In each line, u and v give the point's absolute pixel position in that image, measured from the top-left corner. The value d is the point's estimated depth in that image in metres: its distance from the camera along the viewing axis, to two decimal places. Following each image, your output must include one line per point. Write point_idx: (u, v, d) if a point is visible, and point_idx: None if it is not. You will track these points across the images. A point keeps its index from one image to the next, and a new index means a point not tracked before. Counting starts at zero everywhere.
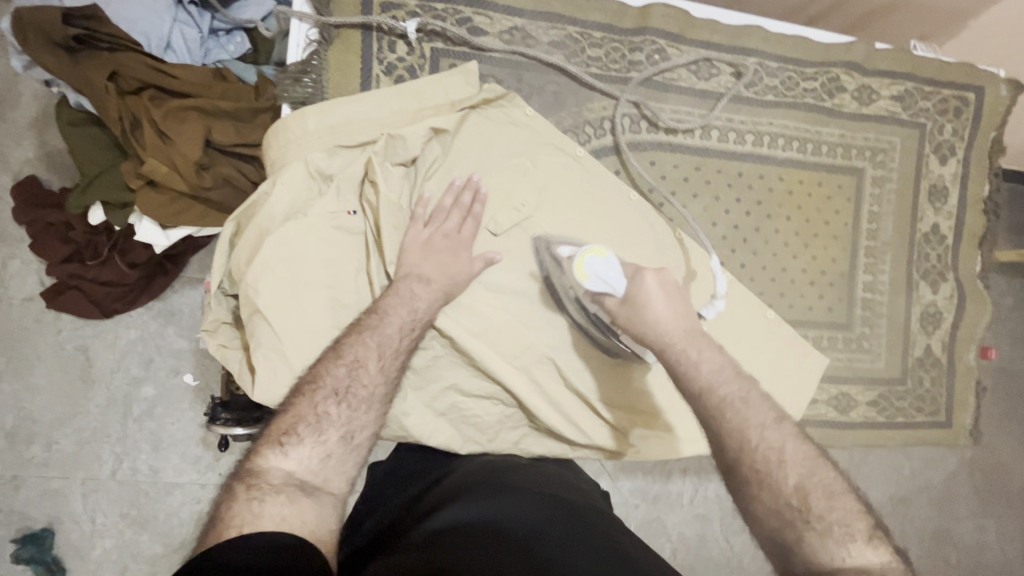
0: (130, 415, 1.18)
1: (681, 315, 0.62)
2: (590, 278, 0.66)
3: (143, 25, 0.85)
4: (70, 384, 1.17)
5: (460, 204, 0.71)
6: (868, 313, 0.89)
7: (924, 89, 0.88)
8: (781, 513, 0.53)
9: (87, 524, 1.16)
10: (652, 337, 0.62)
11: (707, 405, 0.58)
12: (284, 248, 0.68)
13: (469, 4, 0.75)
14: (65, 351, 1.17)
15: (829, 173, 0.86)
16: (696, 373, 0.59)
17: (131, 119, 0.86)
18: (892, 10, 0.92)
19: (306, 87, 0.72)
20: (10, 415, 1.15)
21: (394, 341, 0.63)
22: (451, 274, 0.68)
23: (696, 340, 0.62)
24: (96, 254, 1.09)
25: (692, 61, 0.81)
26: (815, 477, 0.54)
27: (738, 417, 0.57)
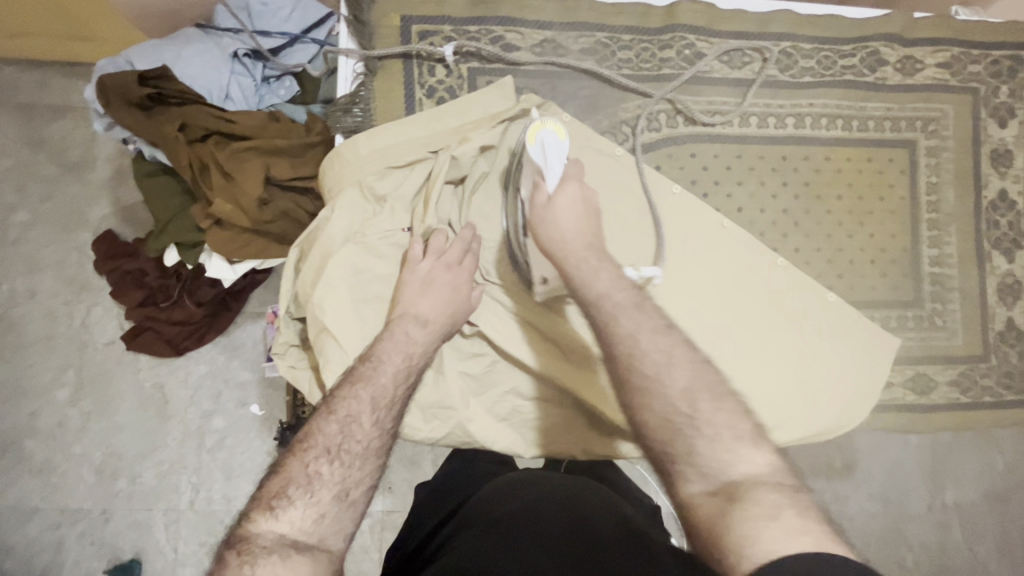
0: (203, 446, 1.25)
1: (586, 228, 0.66)
2: (536, 145, 0.69)
3: (206, 81, 0.94)
4: (149, 419, 1.26)
5: (445, 257, 0.72)
6: (937, 288, 0.84)
7: (972, 54, 0.85)
8: (671, 418, 0.57)
9: (170, 553, 1.22)
10: (556, 244, 0.66)
11: (602, 315, 0.63)
12: (348, 269, 0.73)
13: (501, 24, 0.78)
14: (143, 388, 1.26)
15: (879, 149, 0.84)
16: (593, 281, 0.64)
17: (198, 164, 0.94)
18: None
19: (355, 117, 0.77)
20: (98, 452, 1.24)
21: (388, 390, 0.63)
22: (445, 313, 0.70)
23: (598, 253, 0.66)
24: (166, 297, 1.18)
25: (723, 52, 0.81)
26: (701, 380, 0.59)
27: (629, 322, 0.62)
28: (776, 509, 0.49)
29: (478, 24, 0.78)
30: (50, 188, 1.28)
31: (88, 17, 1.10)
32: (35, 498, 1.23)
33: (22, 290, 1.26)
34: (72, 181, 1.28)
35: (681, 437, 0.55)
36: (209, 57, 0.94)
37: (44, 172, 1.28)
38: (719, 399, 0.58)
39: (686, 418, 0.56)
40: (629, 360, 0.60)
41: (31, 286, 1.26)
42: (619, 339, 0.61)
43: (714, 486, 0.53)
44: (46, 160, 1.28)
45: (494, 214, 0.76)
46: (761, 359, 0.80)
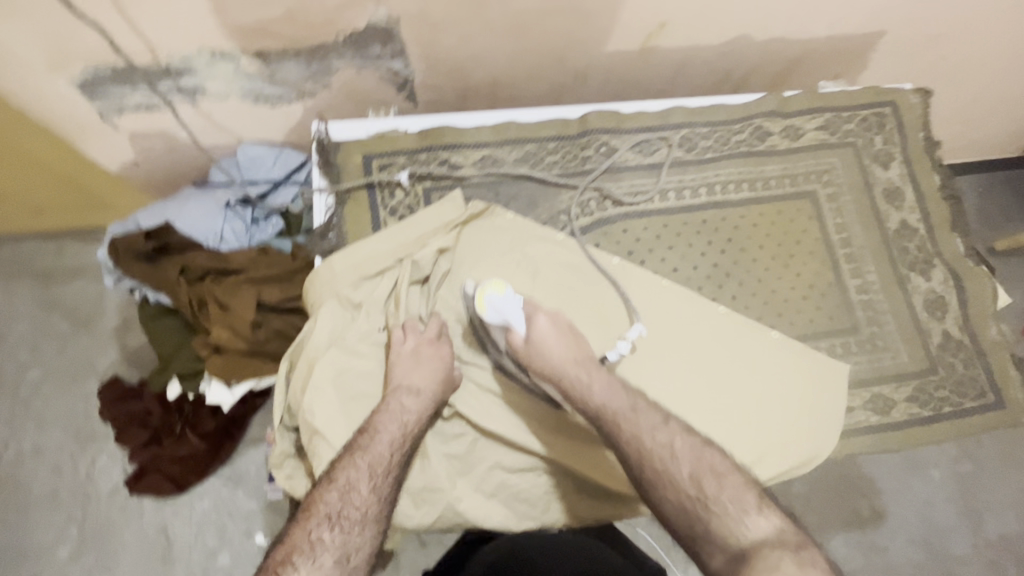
0: None
1: (571, 349, 0.79)
2: (488, 311, 0.78)
3: (202, 230, 1.07)
4: (153, 565, 1.25)
5: (429, 335, 0.81)
6: (870, 313, 0.92)
7: (843, 116, 1.02)
8: (684, 504, 0.68)
9: None
10: (556, 372, 0.77)
11: (606, 422, 0.75)
12: (333, 374, 0.81)
13: (445, 148, 0.94)
14: (147, 532, 1.26)
15: (785, 202, 0.97)
16: (591, 395, 0.77)
17: (198, 301, 1.05)
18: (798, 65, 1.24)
19: (330, 240, 0.89)
20: None
21: (384, 458, 0.72)
22: (436, 382, 0.78)
23: (587, 367, 0.78)
24: (169, 433, 1.24)
25: (634, 144, 0.97)
26: (702, 465, 0.71)
27: (635, 424, 0.74)
28: (780, 565, 0.60)
29: (426, 152, 0.94)
30: (62, 345, 1.38)
31: (96, 183, 1.27)
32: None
33: (30, 449, 1.31)
34: (82, 336, 1.39)
35: (698, 520, 0.67)
36: (204, 209, 1.09)
37: (57, 331, 1.39)
38: (722, 477, 0.70)
39: (698, 501, 0.68)
40: (640, 457, 0.72)
41: (39, 443, 1.32)
42: (626, 441, 0.73)
43: (731, 553, 0.64)
44: (59, 319, 1.40)
45: (459, 306, 0.87)
46: (726, 401, 0.86)
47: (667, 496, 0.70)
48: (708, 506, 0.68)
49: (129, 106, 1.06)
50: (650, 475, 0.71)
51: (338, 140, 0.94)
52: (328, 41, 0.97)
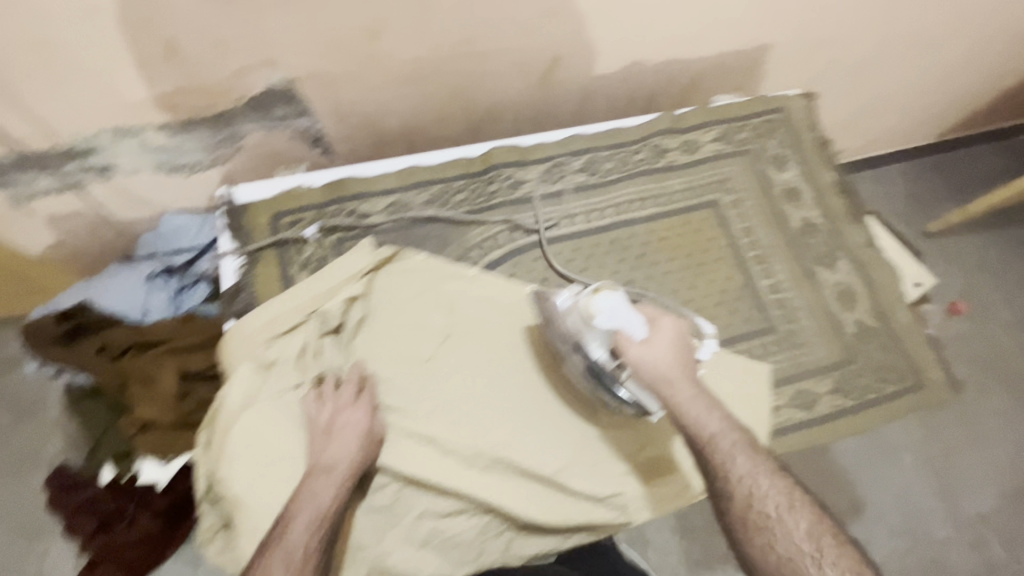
0: None
1: (678, 363, 0.77)
2: (601, 312, 0.76)
3: (122, 305, 1.04)
4: None
5: (341, 403, 0.79)
6: (784, 311, 0.95)
7: (736, 125, 1.06)
8: (793, 556, 0.69)
9: None
10: (661, 385, 0.76)
11: (718, 452, 0.74)
12: (247, 439, 0.79)
13: (351, 199, 0.95)
14: None
15: (689, 213, 1.00)
16: (705, 421, 0.76)
17: (121, 378, 1.03)
18: (700, 81, 1.29)
19: (240, 302, 0.88)
20: None
21: (300, 545, 0.70)
22: (349, 456, 0.76)
23: (695, 386, 0.77)
24: (120, 519, 1.14)
25: (539, 175, 1.00)
26: (821, 525, 0.72)
27: (747, 466, 0.74)
28: None
29: (334, 204, 0.94)
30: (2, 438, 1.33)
31: (19, 268, 1.25)
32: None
33: None
34: (22, 426, 1.33)
35: (803, 574, 0.68)
36: (126, 283, 1.06)
37: None
38: (842, 543, 0.71)
39: (812, 559, 0.69)
40: (751, 500, 0.72)
41: None
42: (736, 480, 0.73)
43: None
44: None
45: (375, 352, 0.85)
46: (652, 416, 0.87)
47: (771, 549, 0.70)
48: (822, 567, 0.68)
49: (36, 191, 1.05)
50: (761, 521, 0.71)
51: (244, 202, 0.94)
52: (229, 107, 0.99)
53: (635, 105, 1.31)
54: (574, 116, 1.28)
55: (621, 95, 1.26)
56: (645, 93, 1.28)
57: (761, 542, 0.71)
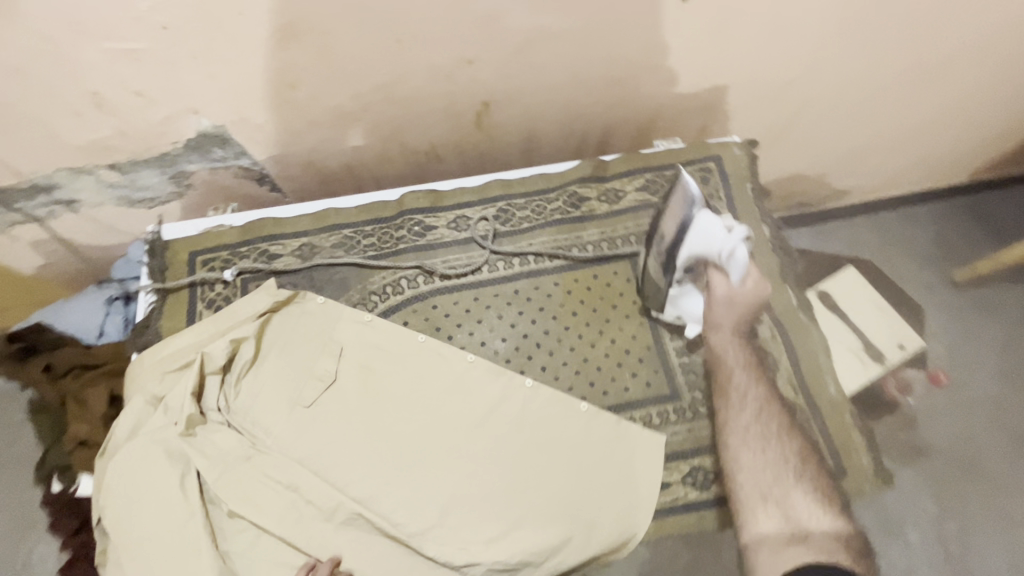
0: None
1: (737, 303, 0.88)
2: (733, 255, 0.82)
3: (83, 324, 1.15)
4: None
5: None
6: (693, 377, 0.88)
7: (665, 174, 1.01)
8: (779, 472, 0.82)
9: None
10: (715, 314, 0.88)
11: (736, 382, 0.87)
12: (122, 471, 0.81)
13: (265, 240, 0.99)
14: None
15: (601, 266, 0.96)
16: (729, 355, 0.89)
17: (61, 397, 1.10)
18: (657, 120, 1.19)
19: (147, 336, 0.93)
20: None
21: None
22: None
23: (728, 322, 0.89)
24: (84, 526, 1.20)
25: (449, 222, 0.99)
26: (811, 460, 0.83)
27: (758, 397, 0.86)
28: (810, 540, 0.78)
29: (248, 244, 0.98)
30: None
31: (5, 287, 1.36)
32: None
33: None
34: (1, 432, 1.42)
35: (784, 489, 0.81)
36: (89, 304, 1.17)
37: None
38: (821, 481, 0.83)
39: (795, 473, 0.82)
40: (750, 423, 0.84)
41: None
42: (743, 407, 0.85)
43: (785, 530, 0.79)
44: None
45: (261, 393, 0.87)
46: (530, 481, 0.82)
47: (760, 457, 0.82)
48: (796, 481, 0.82)
49: (8, 221, 1.14)
50: (756, 443, 0.83)
51: (168, 239, 0.99)
52: (170, 149, 1.05)
53: (585, 148, 1.23)
54: (520, 157, 1.23)
55: (565, 137, 1.19)
56: (594, 135, 1.20)
57: (750, 457, 0.82)
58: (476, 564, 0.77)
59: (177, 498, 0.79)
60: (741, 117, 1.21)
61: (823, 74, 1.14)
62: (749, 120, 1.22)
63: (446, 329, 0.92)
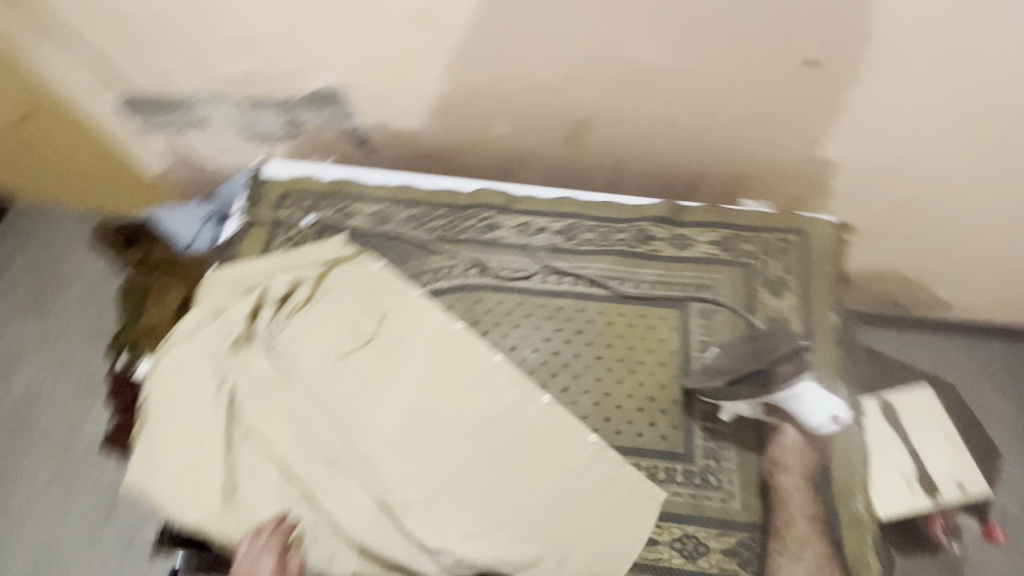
0: (125, 556, 1.33)
1: (809, 448, 0.83)
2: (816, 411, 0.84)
3: (181, 232, 1.29)
4: (89, 521, 1.37)
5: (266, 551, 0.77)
6: (711, 444, 0.85)
7: (743, 234, 0.98)
8: None
9: None
10: (783, 453, 0.83)
11: (795, 529, 0.79)
12: (173, 364, 0.91)
13: (348, 198, 1.06)
14: (97, 489, 1.41)
15: (650, 307, 0.94)
16: (793, 499, 0.81)
17: (153, 289, 1.27)
18: (748, 181, 1.15)
19: (227, 255, 1.04)
20: (32, 553, 1.34)
21: None
22: None
23: (798, 464, 0.82)
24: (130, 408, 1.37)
25: (515, 225, 1.01)
26: None
27: (815, 553, 0.78)
28: None
29: (332, 198, 1.07)
30: (83, 309, 1.62)
31: (132, 183, 1.55)
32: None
33: (33, 391, 1.53)
34: (100, 305, 1.63)
35: None
36: (191, 217, 1.30)
37: (84, 295, 1.64)
38: None
39: None
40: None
41: (41, 388, 1.53)
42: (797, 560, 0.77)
43: None
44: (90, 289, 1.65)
45: (304, 333, 0.94)
46: (517, 492, 0.82)
47: None
48: None
49: (152, 127, 1.32)
50: None
51: (268, 175, 1.10)
52: (292, 98, 1.16)
53: (670, 190, 1.21)
54: (603, 182, 1.22)
55: (650, 177, 1.19)
56: (679, 181, 1.18)
57: None
58: (446, 552, 0.79)
59: (208, 402, 0.88)
60: (845, 199, 1.13)
61: (948, 175, 1.05)
62: (853, 203, 1.14)
63: (483, 324, 0.94)
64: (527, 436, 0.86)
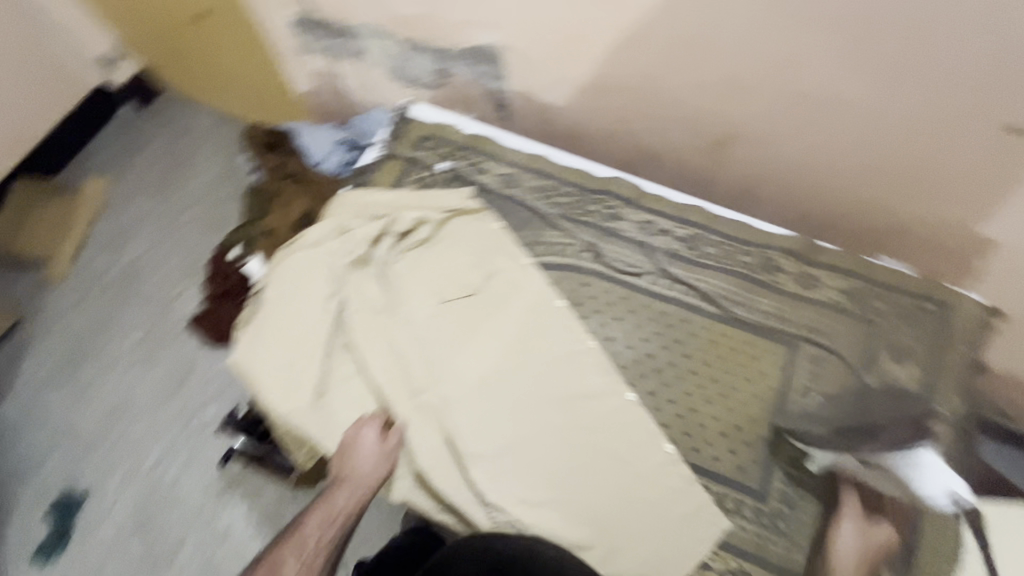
0: (187, 426, 1.45)
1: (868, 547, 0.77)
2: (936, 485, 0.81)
3: (313, 148, 1.33)
4: (167, 385, 1.50)
5: (369, 431, 0.86)
6: (789, 490, 0.81)
7: (876, 290, 0.93)
8: None
9: (107, 506, 1.37)
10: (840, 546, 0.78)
11: None
12: (294, 266, 0.97)
13: (483, 155, 1.09)
14: (178, 360, 1.53)
15: (758, 336, 0.91)
16: None
17: (279, 195, 1.36)
18: (892, 238, 1.06)
19: (361, 180, 1.10)
20: (117, 399, 1.49)
21: (316, 530, 0.84)
22: (360, 476, 0.84)
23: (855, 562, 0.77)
24: (235, 296, 1.51)
25: (639, 221, 1.01)
26: None
27: None
28: None
29: (468, 151, 1.10)
30: (207, 199, 1.77)
31: (277, 96, 1.66)
32: (57, 410, 1.49)
33: (150, 260, 1.68)
34: (221, 199, 1.76)
35: None
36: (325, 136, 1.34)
37: (211, 186, 1.78)
38: None
39: None
40: None
41: (157, 258, 1.68)
42: None
43: None
44: (217, 182, 1.79)
45: (415, 269, 0.99)
46: (582, 476, 0.83)
47: None
48: None
49: (314, 48, 1.40)
50: None
51: (414, 115, 1.15)
52: (452, 48, 1.19)
53: (799, 226, 1.16)
54: (731, 199, 1.18)
55: (783, 208, 1.14)
56: (813, 219, 1.12)
57: None
58: (501, 511, 0.81)
59: (318, 305, 0.94)
60: None
61: None
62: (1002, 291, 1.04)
63: (584, 308, 0.95)
64: (604, 427, 0.86)
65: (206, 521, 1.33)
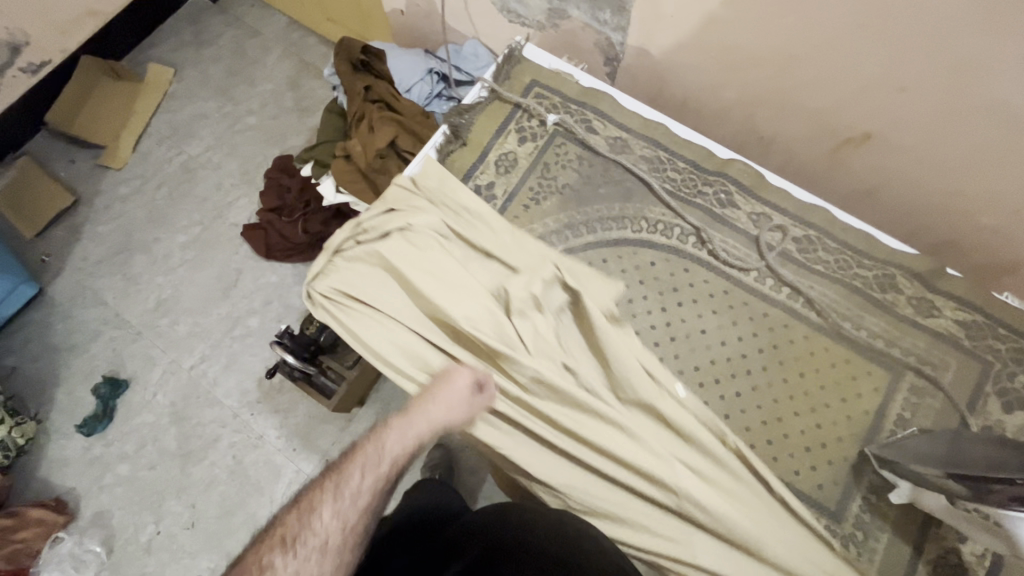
0: (232, 332, 1.46)
1: None
2: None
3: (402, 76, 1.29)
4: (216, 290, 1.50)
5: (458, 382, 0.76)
6: (864, 516, 0.80)
7: (999, 329, 0.86)
8: None
9: (149, 395, 1.40)
10: None
11: None
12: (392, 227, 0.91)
13: (595, 114, 1.02)
14: (229, 267, 1.53)
15: (861, 356, 0.86)
16: None
17: (360, 115, 1.28)
18: (1008, 272, 1.00)
19: (461, 119, 1.03)
20: (168, 293, 1.51)
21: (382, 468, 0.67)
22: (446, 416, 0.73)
23: None
24: (290, 215, 1.46)
25: (752, 212, 0.94)
26: None
27: None
28: None
29: (578, 106, 1.02)
30: (274, 107, 1.71)
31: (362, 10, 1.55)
32: (108, 294, 1.51)
33: (212, 161, 1.65)
34: (289, 110, 1.70)
35: None
36: (415, 63, 1.30)
37: (280, 96, 1.72)
38: None
39: None
40: None
41: (218, 160, 1.65)
42: None
43: None
44: (286, 91, 1.72)
45: None
46: None
47: None
48: None
49: None
50: None
51: (525, 56, 1.07)
52: None
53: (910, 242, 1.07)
54: (843, 199, 1.09)
55: (899, 220, 1.05)
56: (930, 236, 1.04)
57: None
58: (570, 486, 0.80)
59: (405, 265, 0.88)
60: None
61: None
62: None
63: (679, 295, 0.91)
64: None
65: (240, 426, 1.36)
